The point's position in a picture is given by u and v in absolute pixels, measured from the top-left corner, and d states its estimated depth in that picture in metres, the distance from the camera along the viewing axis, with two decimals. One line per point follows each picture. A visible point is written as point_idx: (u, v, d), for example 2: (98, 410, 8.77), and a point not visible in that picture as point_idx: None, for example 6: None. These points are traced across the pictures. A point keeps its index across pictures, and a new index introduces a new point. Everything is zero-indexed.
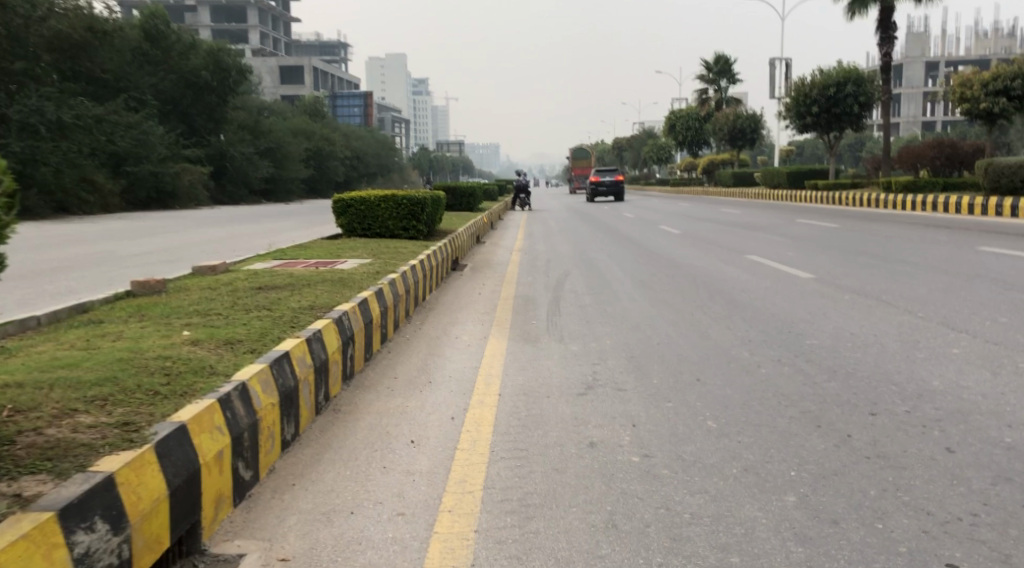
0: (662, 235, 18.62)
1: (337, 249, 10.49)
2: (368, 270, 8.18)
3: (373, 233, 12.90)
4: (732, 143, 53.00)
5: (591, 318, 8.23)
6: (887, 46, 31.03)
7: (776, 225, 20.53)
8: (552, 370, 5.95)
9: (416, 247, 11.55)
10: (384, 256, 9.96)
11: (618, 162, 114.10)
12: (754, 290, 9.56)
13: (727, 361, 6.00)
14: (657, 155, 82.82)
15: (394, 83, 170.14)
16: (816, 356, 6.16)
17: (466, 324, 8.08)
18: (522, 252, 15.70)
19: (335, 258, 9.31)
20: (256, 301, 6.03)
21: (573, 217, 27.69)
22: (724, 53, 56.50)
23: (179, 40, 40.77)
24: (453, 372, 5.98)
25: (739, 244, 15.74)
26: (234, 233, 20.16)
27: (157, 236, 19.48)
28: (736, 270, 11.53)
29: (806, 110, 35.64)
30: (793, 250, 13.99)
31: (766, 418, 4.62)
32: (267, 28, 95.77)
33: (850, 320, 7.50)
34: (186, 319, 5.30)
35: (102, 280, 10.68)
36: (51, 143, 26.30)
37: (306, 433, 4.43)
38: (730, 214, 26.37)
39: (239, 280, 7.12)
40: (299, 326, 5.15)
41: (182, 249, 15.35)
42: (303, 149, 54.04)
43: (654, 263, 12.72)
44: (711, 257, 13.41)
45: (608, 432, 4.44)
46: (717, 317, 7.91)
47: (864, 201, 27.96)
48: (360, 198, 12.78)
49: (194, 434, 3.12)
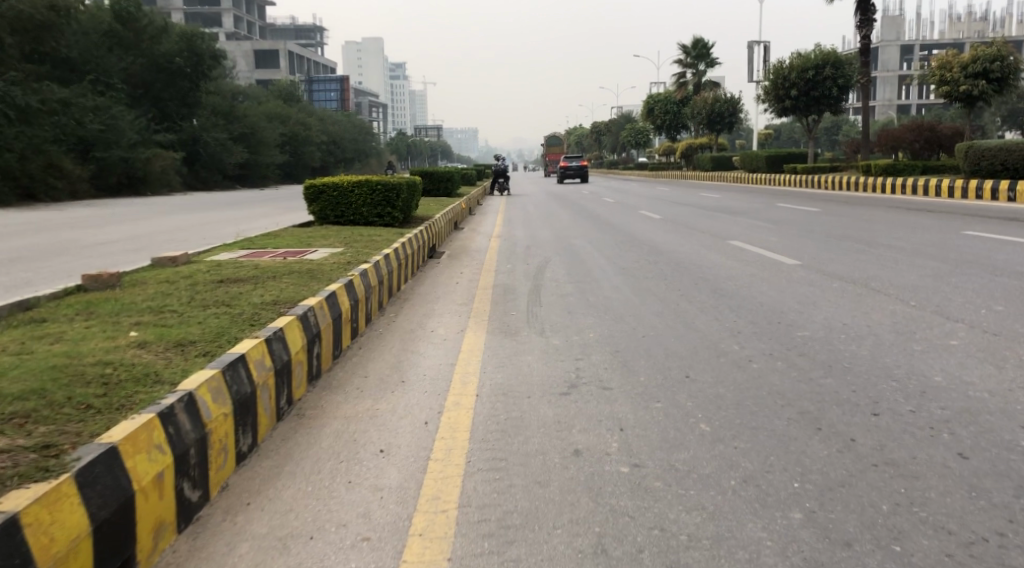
0: (642, 220, 18.34)
1: (307, 237, 10.04)
2: (338, 261, 7.74)
3: (347, 220, 12.45)
4: (711, 127, 52.82)
5: (574, 308, 7.89)
6: (867, 29, 30.90)
7: (757, 210, 20.33)
8: (533, 367, 5.62)
9: (391, 234, 11.14)
10: (357, 245, 9.55)
11: (597, 146, 113.67)
12: (740, 278, 9.30)
13: (717, 355, 5.71)
14: (635, 139, 82.52)
15: (370, 66, 167.96)
16: (810, 349, 5.89)
17: (442, 316, 7.71)
18: (501, 239, 15.33)
19: (305, 247, 8.87)
20: (214, 295, 5.57)
21: (553, 202, 27.33)
22: (702, 36, 56.20)
23: (151, 24, 39.63)
24: (428, 370, 5.62)
25: (722, 229, 15.49)
26: (204, 220, 19.53)
27: (123, 224, 18.76)
28: (721, 256, 11.27)
29: (785, 93, 35.43)
30: (777, 235, 13.78)
31: (762, 419, 4.33)
32: (241, 9, 93.79)
33: (840, 309, 7.26)
34: (136, 315, 4.85)
35: (60, 271, 10.15)
36: (15, 128, 25.37)
37: (264, 443, 4.04)
38: (711, 198, 26.13)
39: (200, 272, 6.66)
40: (258, 324, 4.72)
41: (149, 238, 14.76)
42: (278, 133, 53.01)
43: (637, 250, 12.41)
44: (694, 243, 13.15)
45: (595, 438, 4.12)
46: (704, 306, 7.62)
47: (843, 184, 27.86)
48: (333, 183, 12.29)
49: (128, 455, 2.73)
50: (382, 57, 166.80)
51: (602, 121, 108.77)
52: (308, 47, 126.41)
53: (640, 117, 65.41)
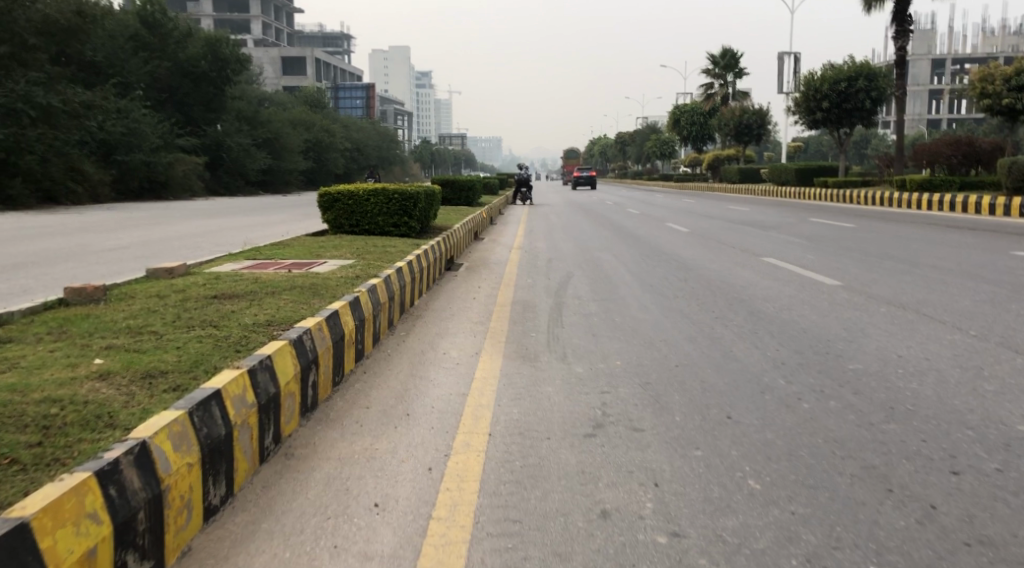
0: (669, 233, 17.68)
1: (318, 248, 9.54)
2: (345, 274, 7.23)
3: (361, 229, 11.95)
4: (739, 139, 51.95)
5: (598, 331, 7.28)
6: (903, 40, 30.03)
7: (788, 224, 19.60)
8: (553, 400, 5.03)
9: (405, 245, 10.63)
10: (369, 257, 9.03)
11: (621, 157, 112.99)
12: (777, 299, 8.67)
13: (760, 393, 5.10)
14: (660, 150, 81.73)
15: (397, 75, 168.74)
16: (866, 386, 5.24)
17: (456, 336, 7.15)
18: (522, 250, 14.79)
19: (313, 259, 8.37)
20: (203, 314, 5.06)
21: (576, 213, 26.73)
22: (731, 46, 55.40)
23: (176, 29, 39.73)
24: (436, 401, 5.05)
25: (754, 244, 14.82)
26: (220, 227, 19.23)
27: (138, 229, 18.52)
28: (754, 274, 10.63)
29: (816, 105, 34.58)
30: (813, 253, 13.08)
31: (820, 476, 3.70)
32: (269, 16, 94.63)
33: (893, 338, 6.60)
34: (110, 336, 4.33)
35: (63, 279, 9.75)
36: (37, 130, 25.38)
37: (241, 492, 3.49)
38: (739, 211, 25.41)
39: (195, 286, 6.15)
40: (244, 351, 4.18)
41: (161, 245, 14.39)
42: (301, 140, 53.07)
43: (666, 265, 11.78)
44: (726, 259, 12.50)
45: (625, 495, 3.52)
46: (741, 332, 6.99)
47: (877, 200, 26.96)
48: (347, 192, 11.80)
49: (45, 530, 2.17)
50: (408, 66, 167.61)
51: (627, 132, 108.05)
52: (335, 55, 127.08)
53: (666, 128, 64.63)
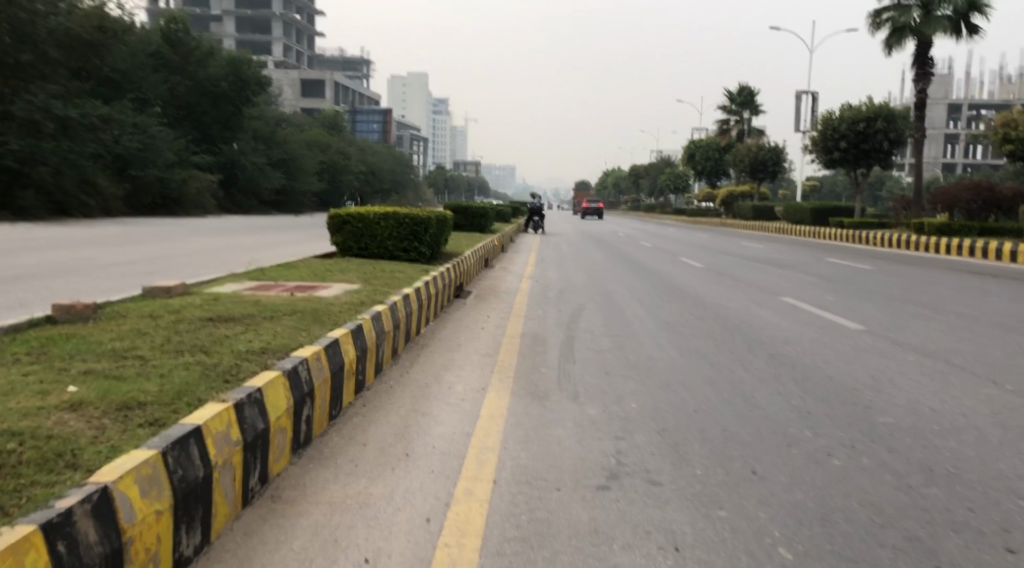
0: (683, 268, 17.39)
1: (323, 271, 9.29)
2: (350, 299, 6.94)
3: (370, 253, 11.71)
4: (754, 175, 51.78)
5: (612, 369, 6.95)
6: (924, 82, 29.87)
7: (804, 263, 19.27)
8: (565, 445, 4.69)
9: (414, 270, 10.36)
10: (376, 282, 8.77)
11: (634, 189, 113.21)
12: (798, 342, 8.32)
13: (786, 446, 4.75)
14: (674, 184, 81.73)
15: (415, 100, 170.52)
16: (900, 442, 4.86)
17: (462, 369, 6.83)
18: (533, 280, 14.53)
19: (318, 283, 8.11)
20: (194, 338, 4.76)
21: (588, 244, 26.51)
22: (748, 83, 55.49)
23: (198, 47, 40.19)
24: (438, 441, 4.71)
25: (770, 283, 14.47)
26: (230, 245, 19.13)
27: (146, 244, 18.44)
28: (772, 315, 10.29)
29: (833, 144, 34.41)
30: (832, 294, 12.73)
31: (859, 547, 3.35)
32: (291, 39, 96.06)
33: (925, 390, 6.23)
34: (92, 359, 4.04)
35: (63, 294, 9.55)
36: (52, 143, 25.55)
37: (218, 542, 3.15)
38: (754, 249, 25.12)
39: (191, 307, 5.87)
40: (232, 382, 3.86)
41: (168, 262, 14.23)
42: (316, 161, 53.37)
43: (680, 302, 11.46)
44: (743, 297, 12.17)
45: (642, 561, 3.17)
46: (762, 376, 6.65)
47: (894, 242, 26.61)
48: (357, 214, 11.57)
49: None
50: (426, 92, 169.37)
51: (641, 165, 108.31)
52: (354, 79, 128.69)
53: (681, 162, 64.65)
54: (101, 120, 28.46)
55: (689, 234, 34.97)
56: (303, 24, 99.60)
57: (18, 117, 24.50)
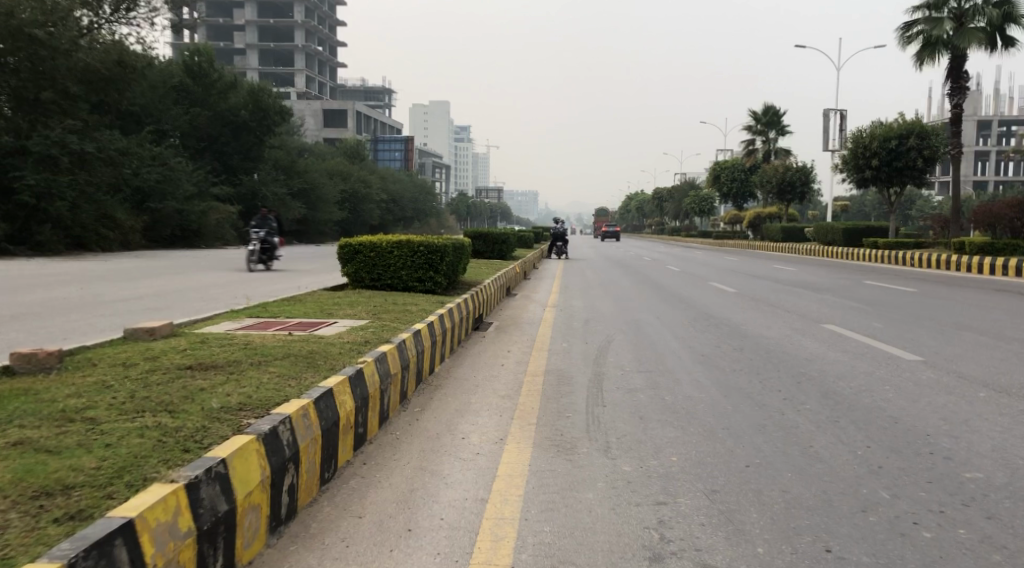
0: (714, 293, 16.62)
1: (330, 306, 8.70)
2: (352, 339, 6.29)
3: (384, 284, 11.10)
4: (781, 196, 50.72)
5: (645, 412, 6.20)
6: (959, 97, 28.87)
7: (842, 287, 18.37)
8: (597, 515, 3.94)
9: (429, 302, 9.73)
10: (386, 316, 8.14)
11: (658, 213, 112.37)
12: (852, 376, 7.50)
13: (863, 512, 3.97)
14: (698, 206, 80.85)
15: (437, 128, 171.77)
16: (1001, 506, 4.02)
17: (479, 415, 6.12)
18: (557, 309, 13.87)
19: (322, 321, 7.49)
20: (162, 393, 4.12)
21: (614, 269, 25.78)
22: (773, 104, 54.70)
23: (221, 79, 40.55)
24: (447, 512, 3.99)
25: (809, 309, 13.59)
26: (245, 278, 18.76)
27: (160, 278, 18.11)
28: (816, 345, 9.47)
29: (865, 163, 33.48)
30: (878, 321, 11.86)
31: None
32: (314, 72, 97.34)
33: (1013, 436, 5.37)
34: (34, 424, 3.42)
35: (61, 332, 9.10)
36: (70, 176, 25.55)
37: None
38: (786, 271, 24.25)
39: (173, 353, 5.27)
40: (192, 451, 3.20)
41: (178, 297, 13.83)
42: (337, 190, 53.47)
43: (715, 332, 10.66)
44: (781, 325, 11.36)
45: None
46: (818, 421, 5.84)
47: (932, 263, 25.56)
48: (370, 243, 10.98)
49: None
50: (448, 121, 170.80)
51: (665, 188, 107.49)
52: (377, 109, 129.99)
53: (706, 184, 63.82)
54: (120, 153, 28.51)
55: (717, 257, 34.06)
56: (326, 56, 100.98)
57: (35, 152, 24.57)
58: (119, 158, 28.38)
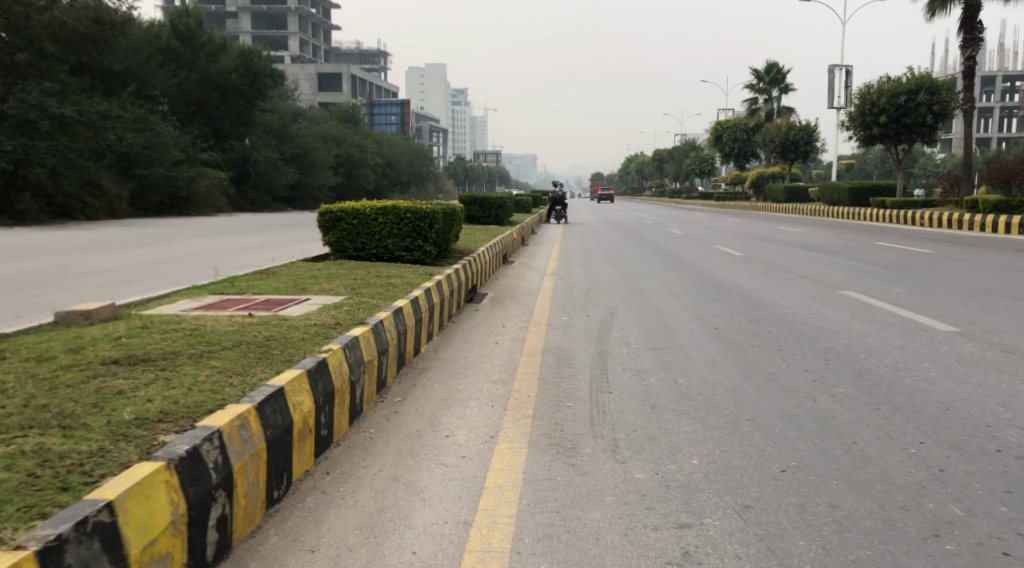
0: (721, 257, 15.80)
1: (306, 279, 7.90)
2: (321, 321, 5.50)
3: (368, 253, 10.28)
4: (784, 156, 49.54)
5: (657, 399, 5.44)
6: (972, 49, 27.59)
7: (854, 248, 17.51)
8: (605, 546, 3.19)
9: (415, 273, 8.93)
10: (366, 291, 7.36)
11: (658, 175, 110.92)
12: (885, 352, 6.72)
13: (932, 535, 3.23)
14: (699, 167, 79.46)
15: (433, 91, 169.16)
16: None
17: (467, 407, 5.36)
18: (556, 277, 13.08)
19: (293, 298, 6.72)
20: (69, 398, 3.35)
21: (615, 232, 24.97)
22: (776, 60, 53.17)
23: (210, 42, 39.34)
24: (419, 544, 3.22)
25: (824, 274, 12.78)
26: (229, 247, 17.92)
27: (142, 247, 17.37)
28: (838, 315, 8.67)
29: (872, 120, 32.30)
30: (900, 286, 11.05)
31: None
32: (307, 34, 95.40)
33: None
34: None
35: (13, 310, 8.32)
36: (49, 141, 24.63)
37: None
38: (793, 232, 23.38)
39: (104, 341, 4.49)
40: (71, 491, 2.43)
41: (154, 268, 13.03)
42: (331, 155, 52.27)
43: (726, 300, 9.88)
44: (796, 293, 10.57)
45: None
46: (856, 409, 5.08)
47: (944, 222, 24.62)
48: (353, 209, 10.14)
49: None
50: (444, 83, 168.00)
51: (665, 149, 105.92)
52: (372, 72, 127.76)
53: (707, 144, 62.56)
54: (100, 117, 27.57)
55: (720, 218, 33.17)
56: (320, 18, 98.72)
57: (10, 117, 23.55)
58: (99, 122, 27.39)
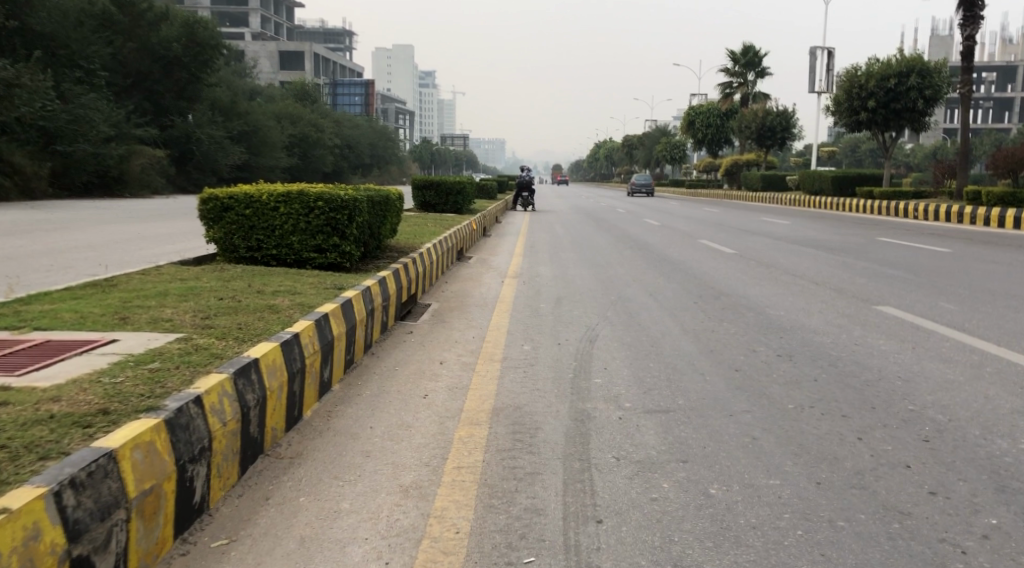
0: (710, 255, 13.54)
1: (144, 301, 5.33)
2: (71, 414, 2.95)
3: (266, 253, 7.75)
4: (761, 142, 47.62)
5: (688, 545, 3.06)
6: (972, 27, 25.57)
7: (858, 246, 15.40)
8: None
9: (319, 285, 6.44)
10: (222, 321, 4.85)
11: (628, 162, 108.48)
12: (1005, 425, 4.43)
13: None
14: (670, 154, 77.30)
15: (400, 73, 164.52)
16: None
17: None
18: (516, 280, 10.67)
19: (90, 342, 4.21)
20: None
21: (586, 223, 22.59)
22: (752, 44, 51.12)
23: (150, 9, 36.30)
24: None
25: (840, 280, 10.54)
26: (138, 236, 15.30)
27: (28, 234, 14.59)
28: (895, 348, 6.39)
29: (860, 104, 30.32)
30: (945, 299, 8.84)
31: None
32: (269, 10, 91.11)
33: None
34: None
35: None
36: None
37: None
38: (780, 224, 21.28)
39: None
40: None
41: (19, 265, 10.46)
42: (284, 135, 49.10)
43: (737, 321, 7.57)
44: (821, 308, 8.33)
45: None
46: None
47: (944, 215, 22.60)
48: (244, 197, 7.56)
49: None
50: (411, 65, 163.45)
51: (635, 135, 103.61)
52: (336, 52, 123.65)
53: (681, 129, 60.51)
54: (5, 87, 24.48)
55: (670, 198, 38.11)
56: None
57: None
58: None
